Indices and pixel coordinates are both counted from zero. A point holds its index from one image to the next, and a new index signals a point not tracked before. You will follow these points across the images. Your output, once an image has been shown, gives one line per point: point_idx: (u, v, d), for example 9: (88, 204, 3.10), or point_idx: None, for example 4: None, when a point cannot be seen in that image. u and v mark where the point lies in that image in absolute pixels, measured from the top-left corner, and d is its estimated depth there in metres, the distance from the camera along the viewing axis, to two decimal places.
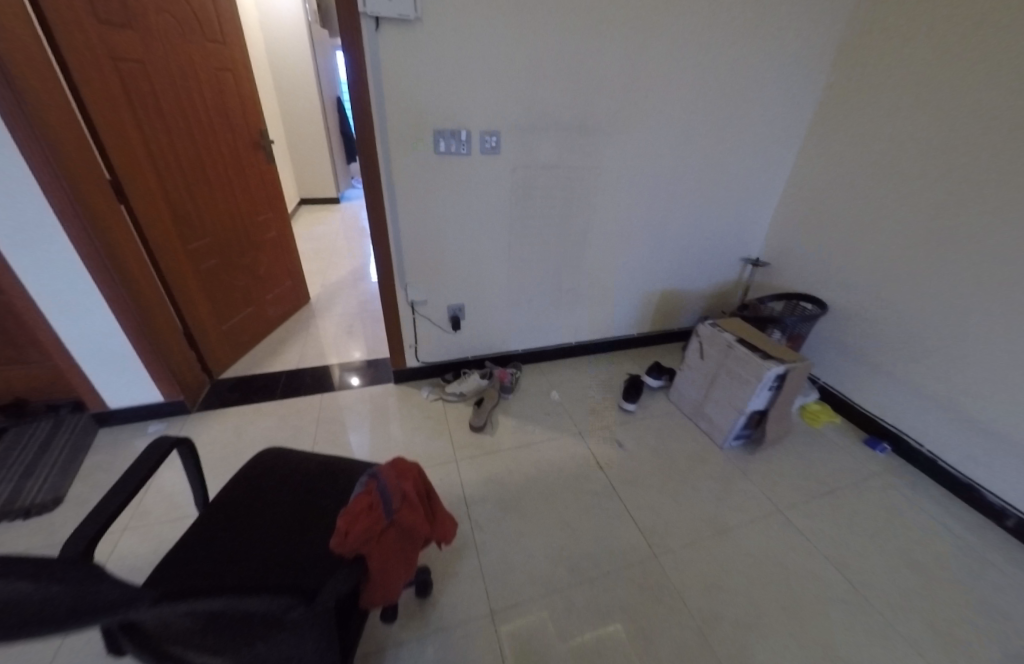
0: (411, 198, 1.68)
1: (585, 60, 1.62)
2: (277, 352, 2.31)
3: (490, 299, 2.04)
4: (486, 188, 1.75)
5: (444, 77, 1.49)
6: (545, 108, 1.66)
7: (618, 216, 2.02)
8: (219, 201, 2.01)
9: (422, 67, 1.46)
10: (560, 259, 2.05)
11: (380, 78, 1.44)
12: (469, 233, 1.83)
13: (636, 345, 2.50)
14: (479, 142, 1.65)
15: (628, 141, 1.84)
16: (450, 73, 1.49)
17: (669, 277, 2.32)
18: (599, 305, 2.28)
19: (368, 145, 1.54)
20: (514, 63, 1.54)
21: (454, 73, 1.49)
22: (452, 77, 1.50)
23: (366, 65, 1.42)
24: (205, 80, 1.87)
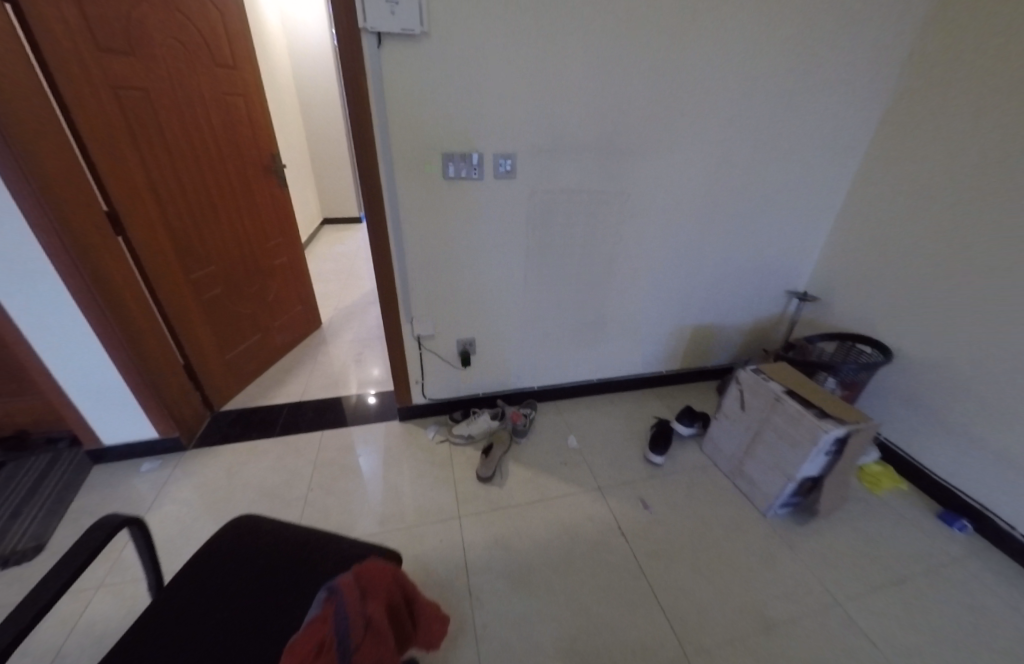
0: (417, 227, 1.54)
1: (612, 75, 1.45)
2: (282, 383, 2.23)
3: (505, 333, 1.87)
4: (500, 217, 1.60)
5: (454, 97, 1.35)
6: (567, 129, 1.50)
7: (647, 248, 1.85)
8: (225, 227, 1.94)
9: (428, 87, 1.32)
10: (582, 290, 1.87)
11: (383, 99, 1.31)
12: (482, 264, 1.68)
13: (664, 383, 2.31)
14: (493, 167, 1.49)
15: (659, 164, 1.67)
16: (460, 93, 1.35)
17: (703, 311, 2.15)
18: (624, 339, 2.09)
19: (370, 172, 1.40)
20: (532, 80, 1.39)
21: (464, 93, 1.35)
22: (463, 96, 1.36)
23: (367, 85, 1.29)
24: (212, 104, 1.82)
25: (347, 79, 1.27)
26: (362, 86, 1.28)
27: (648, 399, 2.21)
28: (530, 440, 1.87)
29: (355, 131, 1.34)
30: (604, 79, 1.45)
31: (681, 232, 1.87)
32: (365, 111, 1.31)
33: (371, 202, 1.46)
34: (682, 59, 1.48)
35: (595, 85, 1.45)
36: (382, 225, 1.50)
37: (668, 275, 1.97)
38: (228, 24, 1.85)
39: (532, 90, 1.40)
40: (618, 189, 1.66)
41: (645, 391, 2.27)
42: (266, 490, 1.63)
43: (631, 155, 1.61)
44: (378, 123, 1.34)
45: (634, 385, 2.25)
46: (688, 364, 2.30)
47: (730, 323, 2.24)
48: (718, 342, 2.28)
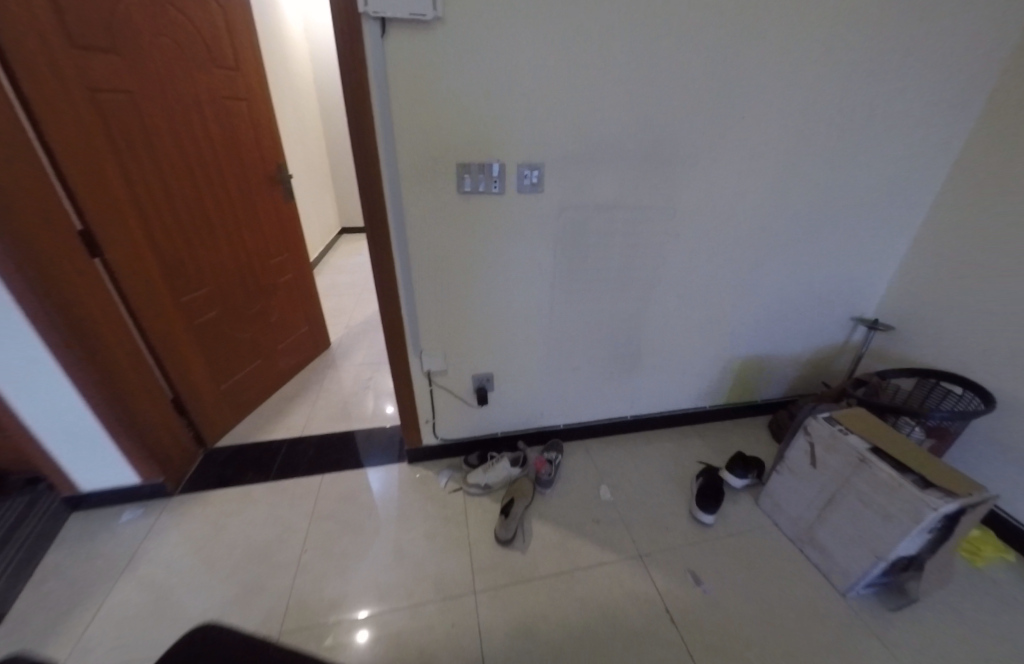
0: (428, 250, 1.33)
1: (658, 70, 1.22)
2: (283, 413, 2.02)
3: (528, 367, 1.65)
4: (525, 237, 1.38)
5: (470, 99, 1.14)
6: (604, 134, 1.27)
7: (696, 270, 1.61)
8: (223, 245, 1.75)
9: (440, 86, 1.11)
10: (618, 319, 1.63)
11: (386, 100, 1.10)
12: (503, 292, 1.46)
13: (708, 420, 2.05)
14: (516, 180, 1.28)
15: (711, 174, 1.43)
16: (478, 93, 1.14)
17: (755, 338, 1.89)
18: (666, 371, 1.84)
19: (372, 187, 1.20)
20: (563, 77, 1.17)
21: (482, 93, 1.14)
22: (481, 97, 1.15)
23: (368, 83, 1.08)
24: (211, 109, 1.63)
25: (345, 77, 1.07)
26: (363, 85, 1.08)
27: (689, 438, 1.96)
28: (556, 491, 1.62)
29: (355, 139, 1.14)
30: (649, 75, 1.22)
31: (734, 251, 1.62)
32: (365, 115, 1.11)
33: (373, 221, 1.25)
34: (744, 50, 1.25)
35: (638, 81, 1.22)
36: (387, 248, 1.30)
37: (715, 301, 1.72)
38: (231, 21, 1.66)
39: (563, 89, 1.18)
40: (663, 204, 1.43)
41: (684, 428, 2.03)
42: (256, 550, 1.43)
43: (679, 164, 1.38)
44: (381, 129, 1.13)
45: (672, 422, 2.01)
46: (734, 398, 2.05)
47: (785, 352, 1.98)
48: (769, 373, 2.03)
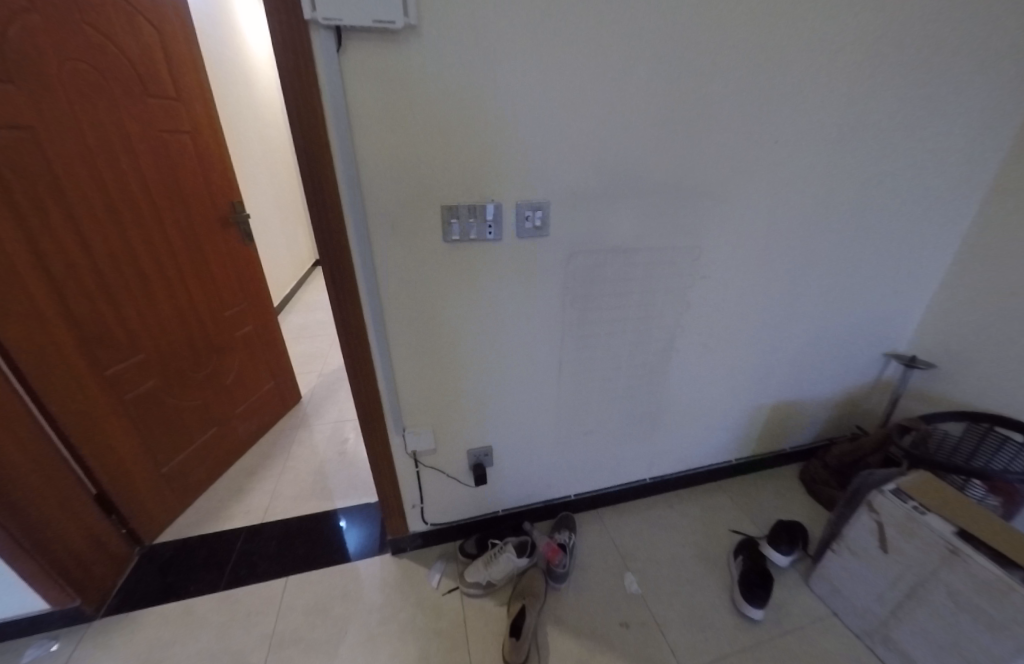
0: (408, 311, 1.08)
1: (681, 91, 1.02)
2: (241, 492, 1.69)
3: (533, 435, 1.39)
4: (528, 289, 1.14)
5: (456, 128, 0.91)
6: (618, 167, 1.06)
7: (722, 314, 1.40)
8: (161, 299, 1.45)
9: (416, 113, 0.88)
10: (637, 373, 1.39)
11: (347, 131, 0.86)
12: (501, 352, 1.22)
13: (734, 474, 1.82)
14: (515, 223, 1.05)
15: (741, 207, 1.22)
16: (465, 121, 0.91)
17: (783, 382, 1.68)
18: (688, 427, 1.61)
19: (333, 239, 0.95)
20: (569, 101, 0.95)
21: (471, 121, 0.92)
22: (471, 126, 0.92)
23: (322, 110, 0.84)
24: (143, 140, 1.36)
25: (290, 103, 0.82)
26: (316, 112, 0.84)
27: (715, 500, 1.72)
28: (573, 585, 1.35)
29: (307, 180, 0.88)
30: (672, 96, 1.02)
31: (763, 290, 1.41)
32: (320, 151, 0.86)
33: (336, 280, 0.99)
34: (778, 66, 1.06)
35: (659, 103, 1.02)
36: (357, 311, 1.04)
37: (742, 347, 1.51)
38: (169, 42, 1.41)
39: (570, 116, 0.97)
40: (688, 243, 1.22)
41: (707, 486, 1.79)
42: None
43: (705, 196, 1.17)
44: (342, 167, 0.89)
45: (694, 480, 1.77)
46: (759, 448, 1.83)
47: (814, 395, 1.77)
48: (797, 418, 1.81)
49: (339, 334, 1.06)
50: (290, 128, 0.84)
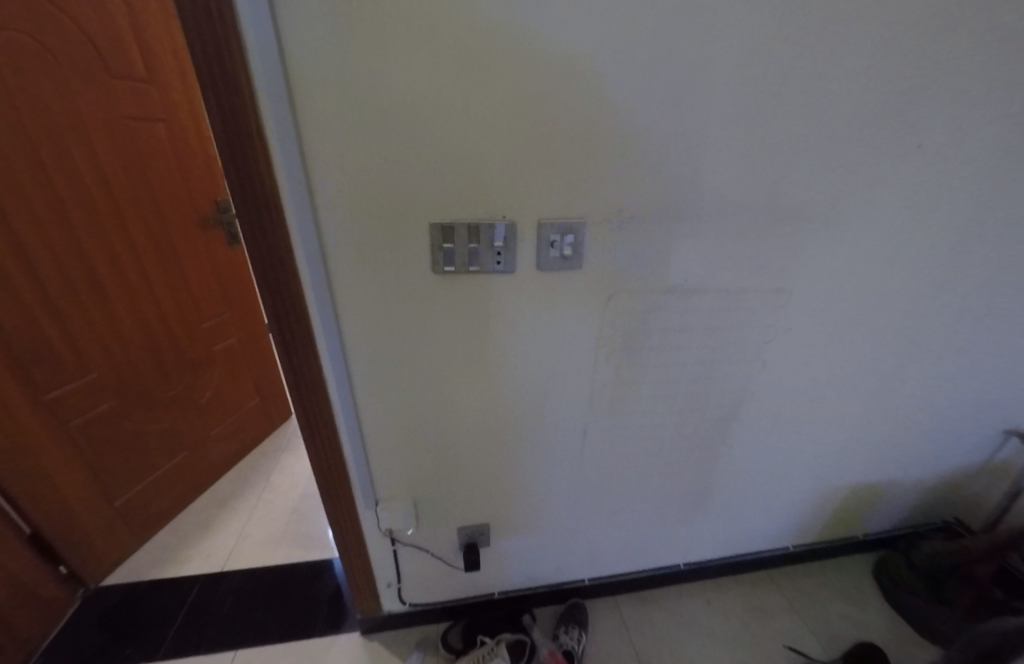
0: (383, 358, 0.81)
1: (783, 72, 0.70)
2: (206, 528, 1.48)
3: (541, 511, 1.10)
4: (548, 339, 0.85)
5: (449, 113, 0.64)
6: (681, 179, 0.75)
7: (801, 380, 1.07)
8: (120, 308, 1.25)
9: (391, 92, 0.61)
10: (686, 443, 1.08)
11: (287, 113, 0.60)
12: (507, 413, 0.93)
13: (789, 563, 1.48)
14: (533, 252, 0.76)
15: (848, 240, 0.89)
16: (464, 106, 0.64)
17: (865, 460, 1.31)
18: (739, 509, 1.28)
19: (276, 265, 0.69)
20: (615, 80, 0.66)
21: (472, 104, 0.64)
22: (471, 112, 0.64)
23: (250, 83, 0.59)
24: (102, 124, 1.16)
25: (203, 71, 0.57)
26: (241, 87, 0.58)
27: (766, 599, 1.38)
28: None
29: (234, 182, 0.63)
30: (768, 78, 0.70)
31: (860, 349, 1.07)
32: (248, 141, 0.61)
33: (281, 318, 0.74)
34: (927, 42, 0.72)
35: (748, 87, 0.70)
36: (311, 358, 0.78)
37: (820, 417, 1.16)
38: (142, 19, 1.23)
39: (615, 103, 0.67)
40: (769, 286, 0.90)
41: (756, 576, 1.44)
42: None
43: (800, 224, 0.84)
44: (283, 166, 0.63)
45: (740, 568, 1.43)
46: (825, 534, 1.47)
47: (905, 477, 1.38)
48: (877, 501, 1.44)
49: (290, 385, 0.81)
50: (206, 109, 0.59)
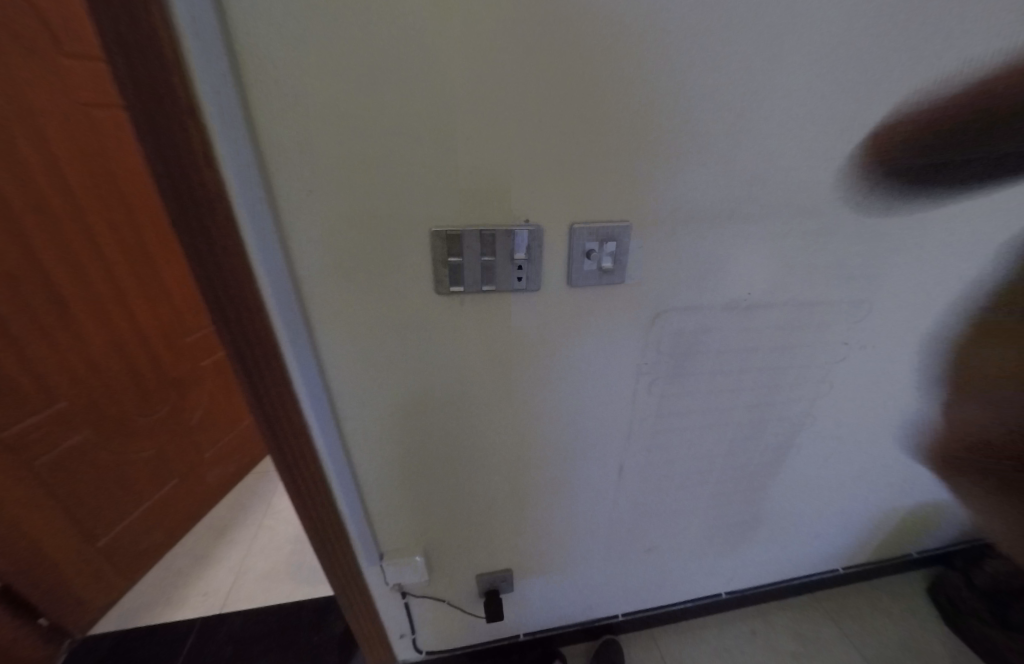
0: (380, 397, 0.67)
1: (881, 23, 0.54)
2: (202, 562, 1.38)
3: (569, 554, 0.97)
4: (579, 368, 0.70)
5: (450, 88, 0.49)
6: (748, 167, 0.59)
7: (874, 396, 0.90)
8: (88, 330, 1.11)
9: (374, 61, 0.47)
10: (734, 478, 0.93)
11: (236, 96, 0.45)
12: (531, 453, 0.79)
13: (842, 586, 1.33)
14: (562, 264, 0.60)
15: (941, 239, 0.72)
16: (471, 78, 0.48)
17: (936, 482, 1.15)
18: (791, 535, 1.13)
19: (233, 293, 0.54)
20: (667, 38, 0.50)
21: (480, 75, 0.49)
22: (481, 85, 0.49)
23: (175, 52, 0.43)
24: (54, 119, 1.01)
25: (114, 41, 0.42)
26: (168, 62, 0.43)
27: (816, 629, 1.24)
28: None
29: (168, 189, 0.48)
30: (862, 31, 0.54)
31: (955, 368, 0.88)
32: (180, 133, 0.46)
33: (245, 358, 0.59)
34: None
35: (837, 44, 0.54)
36: (289, 403, 0.64)
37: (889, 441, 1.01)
38: None
39: (668, 68, 0.51)
40: (844, 296, 0.74)
41: (801, 601, 1.30)
42: None
43: (885, 220, 0.68)
44: (232, 166, 0.48)
45: (784, 594, 1.29)
46: (877, 554, 1.33)
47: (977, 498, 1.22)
48: (937, 519, 1.29)
49: (265, 434, 0.66)
50: (123, 93, 0.44)
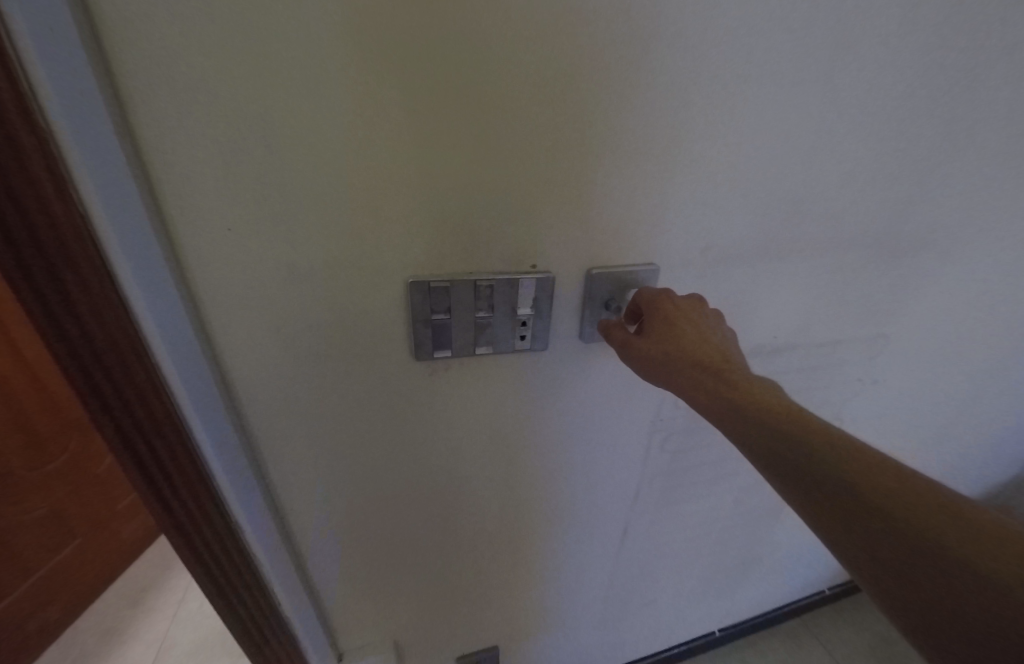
0: (339, 482, 0.52)
1: (947, 47, 0.46)
2: (116, 636, 1.17)
3: (559, 623, 0.85)
4: (590, 429, 0.59)
5: (440, 101, 0.35)
6: (786, 204, 0.50)
7: (898, 434, 0.83)
8: None
9: (332, 60, 0.32)
10: (740, 522, 0.83)
11: (103, 100, 0.29)
12: (521, 524, 0.67)
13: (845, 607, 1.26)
14: (575, 314, 0.49)
15: (975, 275, 0.65)
16: (467, 86, 0.35)
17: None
18: (798, 570, 1.05)
19: (126, 382, 0.37)
20: (715, 50, 0.39)
21: (481, 87, 0.36)
22: (481, 98, 0.36)
23: None
24: None
25: None
26: None
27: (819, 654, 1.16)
28: None
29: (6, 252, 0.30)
30: (925, 55, 0.45)
31: (961, 403, 0.84)
32: (5, 156, 0.28)
33: (150, 463, 0.42)
34: None
35: (896, 68, 0.45)
36: (214, 514, 0.47)
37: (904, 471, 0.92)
38: None
39: (712, 91, 0.41)
40: (869, 335, 0.66)
41: (795, 626, 1.21)
42: None
43: (920, 259, 0.61)
44: (100, 206, 0.30)
45: (778, 621, 1.19)
46: None
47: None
48: None
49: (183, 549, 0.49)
50: None
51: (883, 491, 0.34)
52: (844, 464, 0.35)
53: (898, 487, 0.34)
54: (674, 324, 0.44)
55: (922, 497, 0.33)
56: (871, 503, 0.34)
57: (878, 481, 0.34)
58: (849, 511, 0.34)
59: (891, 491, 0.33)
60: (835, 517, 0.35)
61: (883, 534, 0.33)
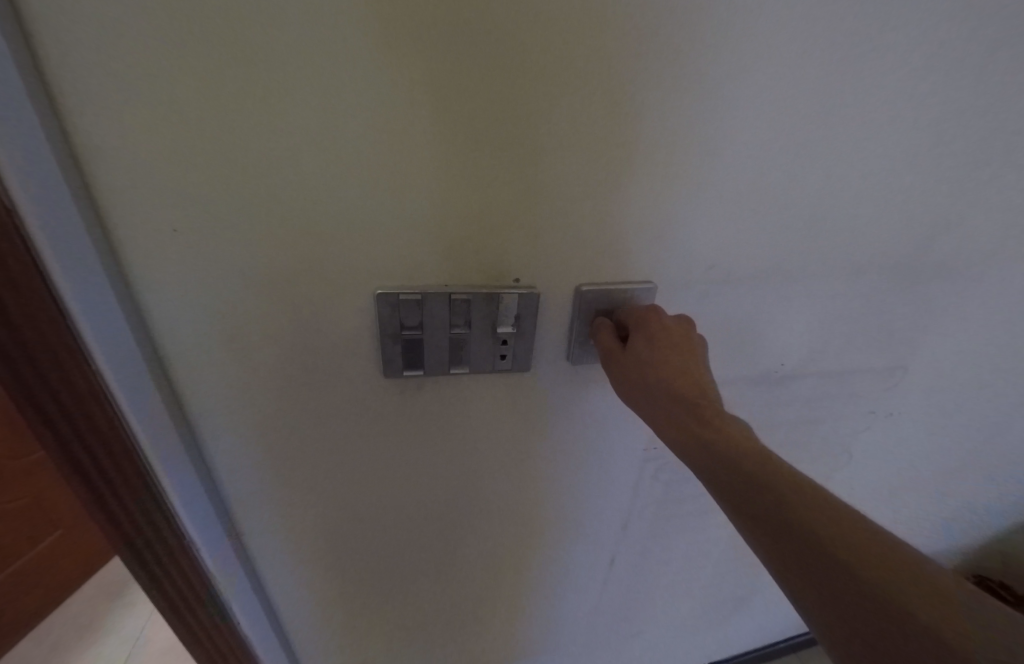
0: (303, 499, 0.50)
1: (985, 63, 0.41)
2: (89, 629, 1.15)
3: (537, 651, 0.81)
4: (577, 454, 0.56)
5: (418, 113, 0.33)
6: (796, 226, 0.46)
7: (909, 470, 0.78)
8: None
9: (293, 42, 0.29)
10: (735, 554, 0.79)
11: (16, 68, 0.26)
12: (502, 551, 0.63)
13: None
14: (561, 332, 0.46)
15: (1000, 308, 0.61)
16: (450, 106, 0.33)
17: (951, 555, 1.02)
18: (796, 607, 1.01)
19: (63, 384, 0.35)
20: (724, 57, 0.36)
21: (463, 98, 0.33)
22: (464, 114, 0.34)
23: None
24: None
25: None
26: None
27: None
28: None
29: None
30: (965, 63, 0.41)
31: (982, 443, 0.78)
32: None
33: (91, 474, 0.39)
34: None
35: (928, 78, 0.41)
36: (164, 529, 0.44)
37: (914, 512, 0.86)
38: None
39: (716, 99, 0.38)
40: (882, 365, 0.62)
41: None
42: None
43: (944, 287, 0.56)
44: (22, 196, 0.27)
45: (772, 656, 1.13)
46: None
47: (1001, 575, 1.07)
48: None
49: None
50: None
51: (878, 570, 0.29)
52: (826, 524, 0.31)
53: (887, 564, 0.29)
54: (658, 347, 0.40)
55: (916, 580, 0.28)
56: (856, 580, 0.29)
57: (875, 557, 0.29)
58: (828, 580, 0.30)
59: (885, 572, 0.29)
60: (806, 580, 0.31)
61: (872, 619, 0.28)
